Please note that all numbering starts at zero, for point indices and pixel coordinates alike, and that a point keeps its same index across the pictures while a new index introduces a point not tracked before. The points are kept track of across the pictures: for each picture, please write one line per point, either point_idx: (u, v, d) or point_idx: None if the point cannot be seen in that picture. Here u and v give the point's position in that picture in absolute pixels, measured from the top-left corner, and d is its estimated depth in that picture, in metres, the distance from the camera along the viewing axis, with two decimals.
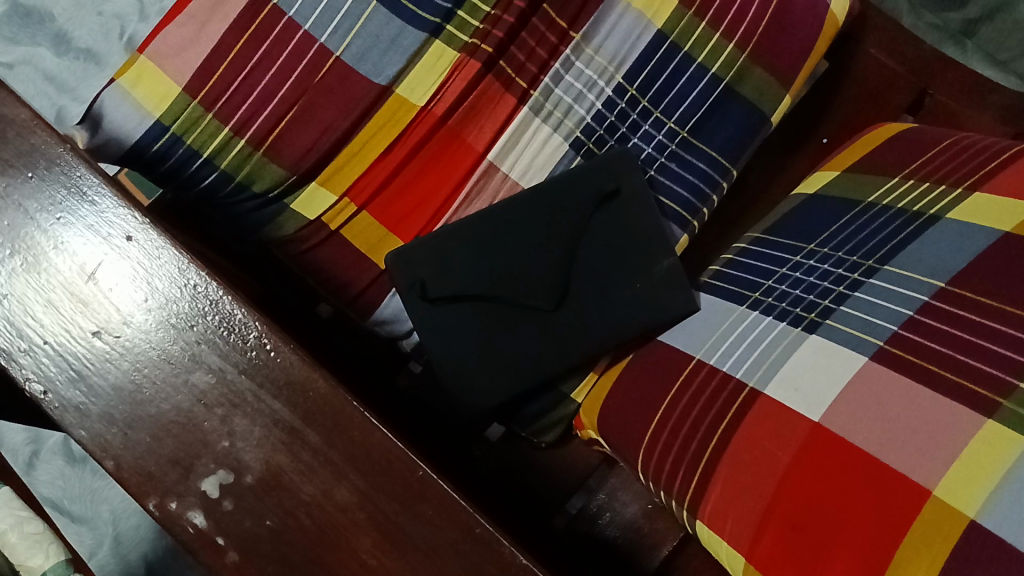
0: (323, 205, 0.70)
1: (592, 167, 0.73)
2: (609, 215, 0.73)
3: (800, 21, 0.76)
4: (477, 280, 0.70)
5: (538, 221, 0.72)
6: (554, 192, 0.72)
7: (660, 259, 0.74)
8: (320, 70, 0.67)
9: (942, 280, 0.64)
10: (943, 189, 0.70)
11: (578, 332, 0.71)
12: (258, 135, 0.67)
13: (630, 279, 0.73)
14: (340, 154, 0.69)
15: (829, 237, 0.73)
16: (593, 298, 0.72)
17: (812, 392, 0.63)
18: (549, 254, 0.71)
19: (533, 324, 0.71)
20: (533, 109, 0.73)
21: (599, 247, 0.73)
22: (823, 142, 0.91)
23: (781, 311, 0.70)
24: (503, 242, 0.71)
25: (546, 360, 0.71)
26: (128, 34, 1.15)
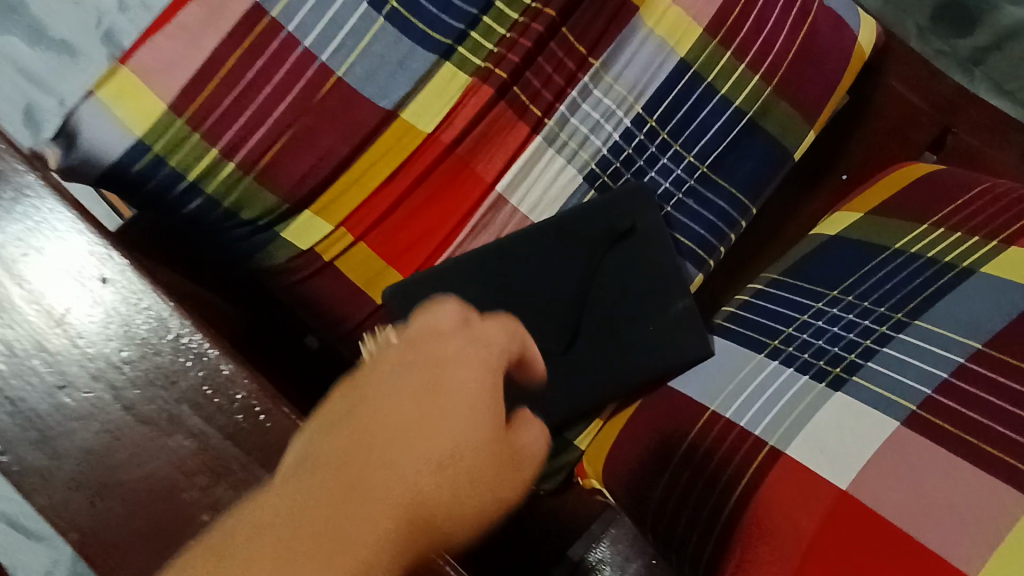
0: (316, 235, 0.65)
1: (606, 199, 0.69)
2: (623, 252, 0.69)
3: (827, 54, 0.73)
4: (483, 320, 0.66)
5: (548, 258, 0.67)
6: (566, 226, 0.68)
7: (672, 301, 0.69)
8: (321, 90, 0.62)
9: (979, 340, 0.60)
10: (976, 241, 0.66)
11: (586, 380, 0.67)
12: (250, 158, 0.61)
13: (641, 322, 0.69)
14: (338, 181, 0.64)
15: (854, 284, 0.69)
16: (606, 341, 0.68)
17: (840, 456, 0.60)
18: (558, 293, 0.67)
19: (540, 366, 0.67)
20: (546, 140, 0.69)
21: (613, 286, 0.68)
22: (842, 178, 0.90)
23: (804, 363, 0.66)
24: (511, 279, 0.66)
25: (555, 406, 0.66)
26: (104, 22, 0.98)
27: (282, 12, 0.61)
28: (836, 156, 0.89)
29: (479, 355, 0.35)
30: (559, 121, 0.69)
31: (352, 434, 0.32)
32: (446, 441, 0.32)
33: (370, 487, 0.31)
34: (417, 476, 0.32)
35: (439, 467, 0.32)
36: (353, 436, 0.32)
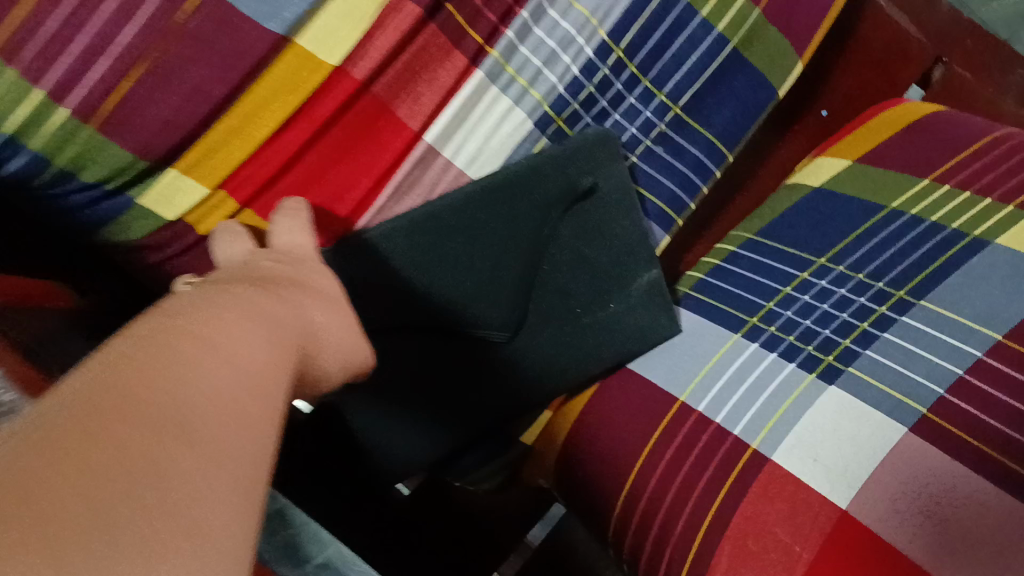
0: (189, 201, 0.50)
1: (565, 149, 0.56)
2: (580, 216, 0.57)
3: None
4: (412, 307, 0.53)
5: (494, 223, 0.54)
6: (517, 184, 0.54)
7: (632, 274, 0.59)
8: (182, 7, 0.43)
9: (999, 330, 0.52)
10: (989, 205, 0.57)
11: (528, 366, 0.57)
12: (87, 103, 0.44)
13: (598, 297, 0.58)
14: (213, 132, 0.47)
15: (845, 250, 0.59)
16: (560, 323, 0.57)
17: (836, 466, 0.51)
18: (505, 270, 0.55)
19: (480, 357, 0.56)
20: (488, 76, 0.54)
21: (568, 257, 0.57)
22: (821, 114, 0.79)
23: (789, 347, 0.57)
24: (447, 254, 0.53)
25: (494, 395, 0.57)
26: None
27: None
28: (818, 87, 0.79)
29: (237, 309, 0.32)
30: (502, 51, 0.53)
31: (102, 443, 0.23)
32: (247, 428, 0.27)
33: (162, 508, 0.22)
34: (201, 406, 0.26)
35: (249, 477, 0.25)
36: (113, 448, 0.23)
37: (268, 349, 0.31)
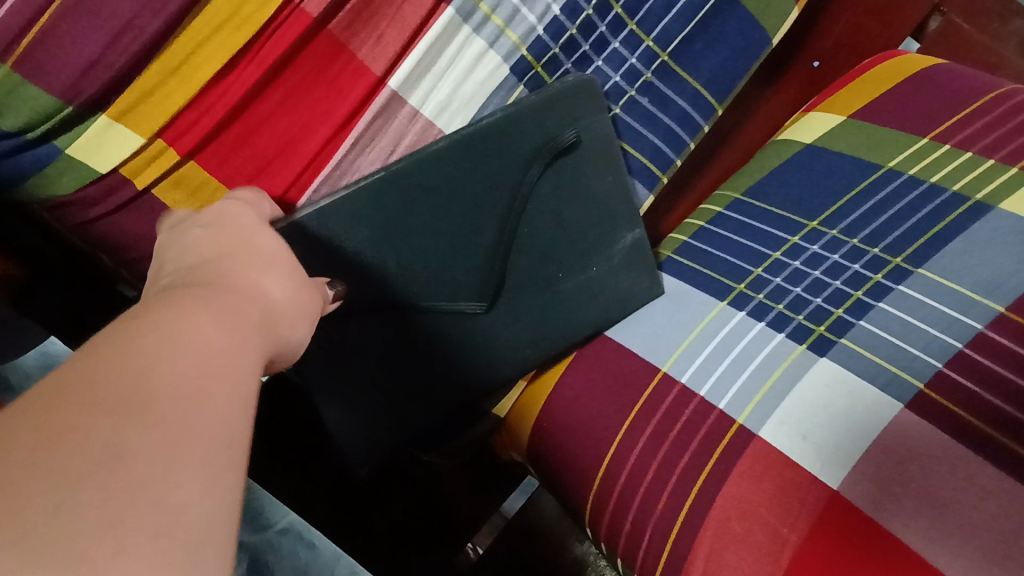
0: (121, 153, 0.44)
1: (540, 99, 0.49)
2: (559, 173, 0.52)
3: None
4: (373, 278, 0.49)
5: (461, 183, 0.49)
6: (485, 137, 0.48)
7: (610, 238, 0.56)
8: None
9: (1001, 302, 0.49)
10: (992, 167, 0.53)
11: (498, 334, 0.54)
12: (6, 36, 0.40)
13: (574, 262, 0.55)
14: (148, 72, 0.42)
15: (838, 212, 0.56)
16: (537, 290, 0.54)
17: (827, 443, 0.49)
18: (475, 235, 0.51)
19: (450, 326, 0.53)
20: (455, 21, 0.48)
21: (546, 216, 0.53)
22: (812, 65, 0.74)
23: (778, 316, 0.53)
24: (414, 220, 0.49)
25: (466, 364, 0.54)
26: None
27: None
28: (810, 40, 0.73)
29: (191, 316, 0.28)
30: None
31: (72, 437, 0.21)
32: (203, 407, 0.24)
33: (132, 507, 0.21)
34: (175, 412, 0.24)
35: (209, 444, 0.24)
36: (81, 445, 0.21)
37: (229, 334, 0.28)
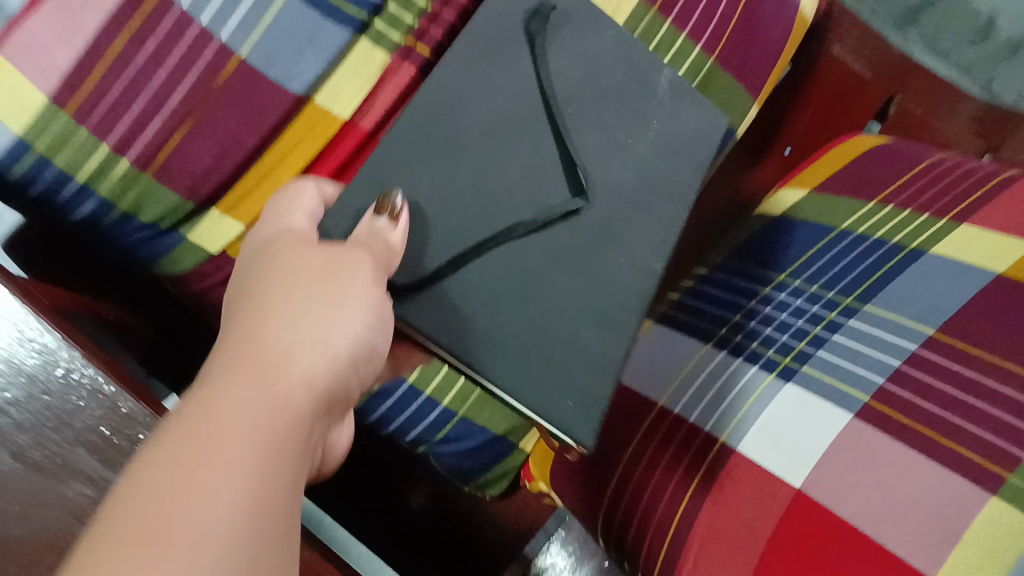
0: (227, 237, 0.60)
1: (572, 15, 0.55)
2: (568, 39, 0.54)
3: (769, 19, 0.71)
4: (494, 213, 0.48)
5: (553, 87, 0.52)
6: (547, 54, 0.53)
7: (654, 77, 0.55)
8: (220, 74, 0.56)
9: (932, 326, 0.58)
10: (927, 219, 0.64)
11: (630, 270, 0.49)
12: (146, 153, 0.56)
13: (672, 159, 0.53)
14: (248, 176, 0.59)
15: (803, 265, 0.66)
16: (668, 193, 0.52)
17: (793, 450, 0.58)
18: (586, 118, 0.52)
19: (586, 251, 0.49)
20: (495, 30, 0.53)
21: (601, 105, 0.53)
22: (785, 152, 0.92)
23: (752, 353, 0.63)
24: (539, 137, 0.50)
25: (614, 283, 0.49)
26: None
27: None
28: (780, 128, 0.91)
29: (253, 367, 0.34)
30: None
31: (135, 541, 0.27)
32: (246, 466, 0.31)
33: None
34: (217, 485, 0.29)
35: (241, 513, 0.29)
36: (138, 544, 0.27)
37: (271, 402, 0.34)
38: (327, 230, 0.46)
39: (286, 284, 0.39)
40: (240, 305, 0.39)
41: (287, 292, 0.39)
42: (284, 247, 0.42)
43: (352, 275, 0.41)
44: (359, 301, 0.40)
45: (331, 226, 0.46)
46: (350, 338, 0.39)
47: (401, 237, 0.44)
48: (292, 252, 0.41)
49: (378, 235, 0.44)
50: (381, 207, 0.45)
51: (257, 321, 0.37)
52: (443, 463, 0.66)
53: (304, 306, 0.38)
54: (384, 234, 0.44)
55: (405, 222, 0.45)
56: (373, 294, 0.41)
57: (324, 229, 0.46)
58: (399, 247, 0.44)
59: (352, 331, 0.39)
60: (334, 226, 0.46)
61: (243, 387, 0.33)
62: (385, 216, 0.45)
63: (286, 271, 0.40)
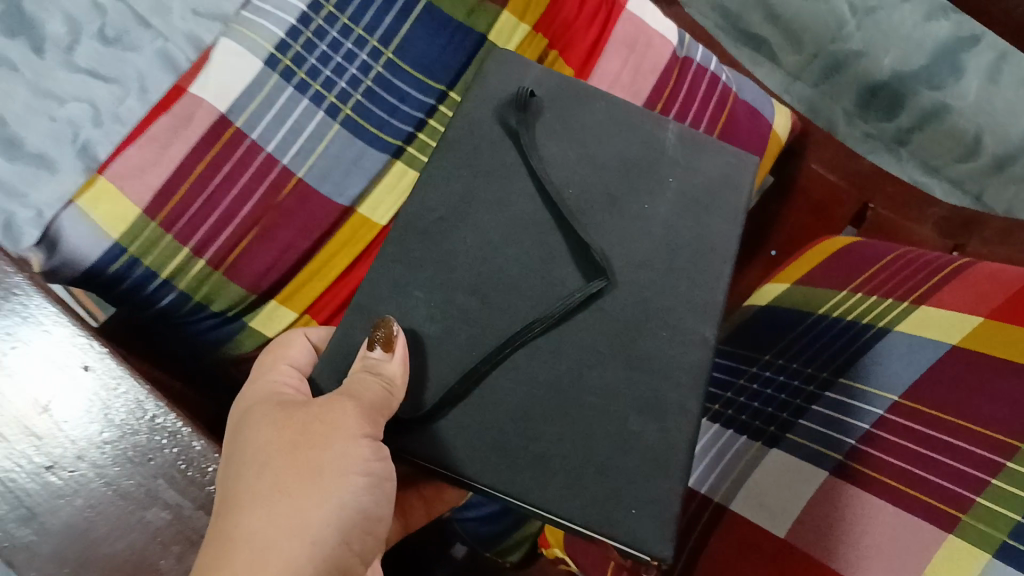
0: (282, 322, 0.72)
1: (547, 104, 0.61)
2: (565, 121, 0.60)
3: (745, 131, 0.88)
4: (504, 313, 0.52)
5: (561, 165, 0.58)
6: (537, 138, 0.58)
7: (663, 133, 0.62)
8: (282, 190, 0.70)
9: (896, 393, 0.65)
10: (891, 303, 0.72)
11: (659, 337, 0.53)
12: (218, 255, 0.68)
13: (701, 210, 0.59)
14: (302, 272, 0.72)
15: (784, 347, 0.74)
16: (694, 256, 0.56)
17: (777, 506, 0.64)
18: (600, 189, 0.58)
19: (601, 340, 0.52)
20: (476, 129, 0.59)
21: (610, 185, 0.58)
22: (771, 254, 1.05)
23: (741, 424, 0.71)
24: (559, 224, 0.55)
25: (646, 353, 0.53)
26: (76, 131, 0.66)
27: (245, 122, 0.69)
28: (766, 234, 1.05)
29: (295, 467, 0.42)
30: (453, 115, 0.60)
31: None
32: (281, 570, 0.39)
33: None
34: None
35: None
36: None
37: (310, 510, 0.41)
38: (315, 380, 0.50)
39: (262, 471, 0.42)
40: (226, 488, 0.42)
41: (268, 480, 0.42)
42: (272, 410, 0.46)
43: (335, 435, 0.44)
44: (350, 462, 0.43)
45: (319, 376, 0.50)
46: (344, 510, 0.42)
47: (398, 365, 0.48)
48: (273, 419, 0.45)
49: (372, 376, 0.47)
50: (372, 340, 0.49)
51: (237, 521, 0.40)
52: (469, 530, 0.73)
53: (286, 489, 0.41)
54: (381, 366, 0.47)
55: (401, 345, 0.49)
56: (365, 452, 0.44)
57: (313, 382, 0.50)
58: (400, 372, 0.48)
59: (349, 498, 0.42)
60: (321, 375, 0.50)
61: (279, 497, 0.41)
62: (379, 346, 0.48)
63: (266, 449, 0.43)
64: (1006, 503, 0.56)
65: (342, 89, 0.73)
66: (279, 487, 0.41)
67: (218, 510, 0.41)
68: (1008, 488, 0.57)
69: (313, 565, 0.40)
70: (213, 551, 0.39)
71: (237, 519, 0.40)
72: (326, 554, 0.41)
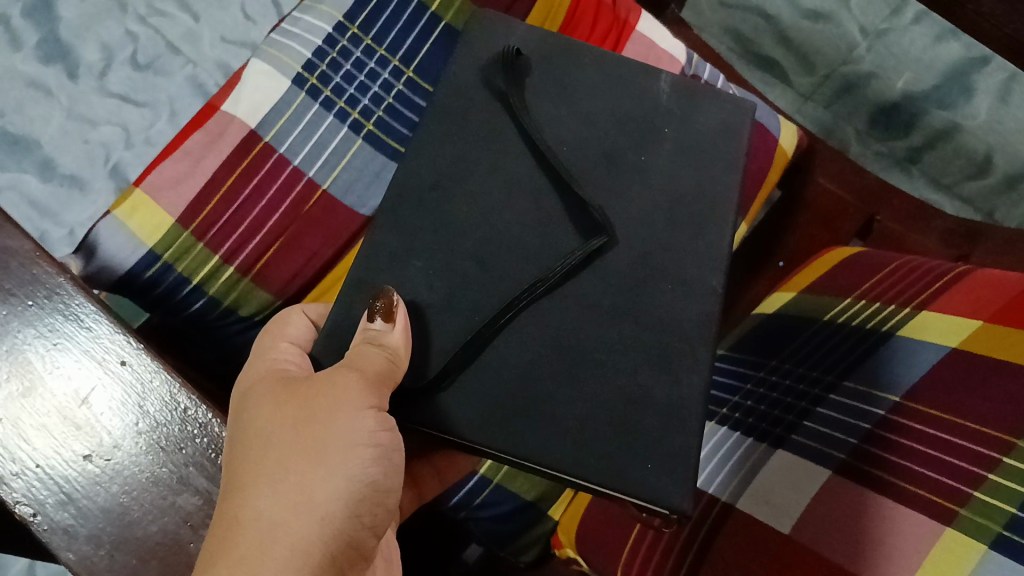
0: None
1: (536, 69, 0.63)
2: (550, 78, 0.63)
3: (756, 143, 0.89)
4: (507, 278, 0.55)
5: (557, 124, 0.61)
6: (527, 99, 0.62)
7: (656, 83, 0.65)
8: (308, 202, 0.74)
9: (897, 394, 0.68)
10: (893, 309, 0.74)
11: (663, 292, 0.57)
12: (246, 262, 0.72)
13: (698, 157, 0.63)
14: (327, 278, 0.75)
15: (789, 352, 0.76)
16: (691, 219, 0.60)
17: (782, 504, 0.66)
18: (596, 146, 0.61)
19: (606, 298, 0.56)
20: (482, 113, 0.61)
21: (603, 142, 0.61)
22: (778, 265, 1.07)
23: (748, 426, 0.72)
24: (556, 184, 0.58)
25: (653, 315, 0.56)
26: (114, 162, 0.72)
27: (274, 138, 0.74)
28: (773, 244, 1.07)
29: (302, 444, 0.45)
30: (443, 82, 0.63)
31: None
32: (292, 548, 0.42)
33: None
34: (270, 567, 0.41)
35: None
36: None
37: (317, 487, 0.44)
38: (316, 357, 0.53)
39: (269, 450, 0.45)
40: (234, 465, 0.45)
41: (275, 459, 0.44)
42: (276, 387, 0.48)
43: (339, 410, 0.46)
44: (355, 437, 0.46)
45: (320, 354, 0.53)
46: (350, 484, 0.45)
47: (400, 333, 0.51)
48: (277, 397, 0.47)
49: (375, 348, 0.50)
50: (372, 311, 0.52)
51: (248, 498, 0.43)
52: (480, 527, 0.74)
53: (293, 466, 0.44)
54: (383, 338, 0.50)
55: (401, 315, 0.52)
56: (369, 425, 0.47)
57: (315, 358, 0.53)
58: (402, 342, 0.51)
59: (354, 471, 0.45)
60: (323, 353, 0.53)
61: (287, 475, 0.44)
62: (379, 318, 0.51)
63: (272, 427, 0.46)
64: (1002, 497, 0.60)
65: (365, 106, 0.77)
66: (286, 465, 0.44)
67: (227, 487, 0.44)
68: (1004, 483, 0.61)
69: (323, 537, 0.43)
70: (225, 529, 0.42)
71: (247, 496, 0.43)
72: (335, 525, 0.44)
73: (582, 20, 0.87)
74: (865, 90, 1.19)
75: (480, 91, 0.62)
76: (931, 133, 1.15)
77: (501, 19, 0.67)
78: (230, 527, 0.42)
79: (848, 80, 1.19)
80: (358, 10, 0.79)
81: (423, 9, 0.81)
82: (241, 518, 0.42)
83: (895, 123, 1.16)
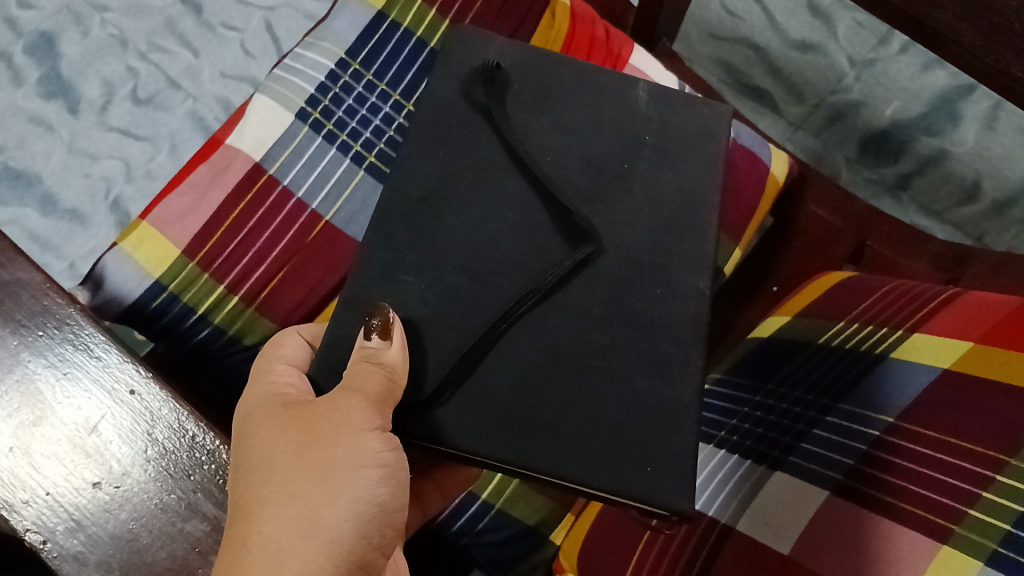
0: None
1: (518, 85, 0.65)
2: (525, 89, 0.65)
3: (751, 170, 0.89)
4: (502, 289, 0.56)
5: (537, 133, 0.63)
6: (506, 110, 0.63)
7: (633, 91, 0.67)
8: (310, 233, 0.75)
9: (892, 415, 0.69)
10: (886, 332, 0.76)
11: (650, 295, 0.58)
12: (251, 292, 0.73)
13: (681, 162, 0.64)
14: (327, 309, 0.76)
15: (783, 377, 0.77)
16: (679, 230, 0.61)
17: (780, 526, 0.67)
18: (578, 153, 0.63)
19: (596, 304, 0.57)
20: (475, 137, 0.62)
21: (585, 154, 0.63)
22: (773, 290, 1.09)
23: (747, 449, 0.73)
24: (548, 199, 0.59)
25: (647, 321, 0.57)
26: (115, 196, 0.74)
27: (277, 171, 0.76)
28: (768, 270, 1.09)
29: (307, 465, 0.46)
30: (422, 95, 0.65)
31: None
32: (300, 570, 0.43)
33: None
34: None
35: None
36: None
37: (329, 509, 0.45)
38: (315, 378, 0.54)
39: (274, 474, 0.46)
40: (240, 493, 0.46)
41: (281, 482, 0.45)
42: (272, 415, 0.49)
43: (344, 433, 0.47)
44: (362, 457, 0.47)
45: (318, 375, 0.54)
46: (361, 505, 0.46)
47: (397, 351, 0.51)
48: (279, 422, 0.48)
49: (373, 366, 0.50)
50: (369, 329, 0.52)
51: (255, 523, 0.44)
52: (484, 554, 0.74)
53: (300, 491, 0.45)
54: (381, 355, 0.50)
55: (397, 332, 0.52)
56: (375, 446, 0.48)
57: (314, 379, 0.54)
58: (400, 359, 0.51)
59: (361, 492, 0.46)
60: (320, 375, 0.54)
61: (293, 498, 0.45)
62: (376, 335, 0.52)
63: (275, 453, 0.46)
64: (996, 514, 0.61)
65: (367, 139, 0.79)
66: (292, 486, 0.45)
67: (232, 515, 0.45)
68: (999, 501, 0.62)
69: (332, 559, 0.44)
70: (233, 553, 0.43)
71: (254, 522, 0.44)
72: (343, 546, 0.45)
73: (579, 51, 0.90)
74: (854, 119, 1.22)
75: (462, 107, 0.63)
76: (919, 161, 1.19)
77: (480, 34, 0.68)
78: (237, 553, 0.43)
79: (838, 109, 1.22)
80: (359, 46, 0.81)
81: (422, 46, 0.83)
82: (251, 540, 0.43)
83: (884, 149, 1.20)
